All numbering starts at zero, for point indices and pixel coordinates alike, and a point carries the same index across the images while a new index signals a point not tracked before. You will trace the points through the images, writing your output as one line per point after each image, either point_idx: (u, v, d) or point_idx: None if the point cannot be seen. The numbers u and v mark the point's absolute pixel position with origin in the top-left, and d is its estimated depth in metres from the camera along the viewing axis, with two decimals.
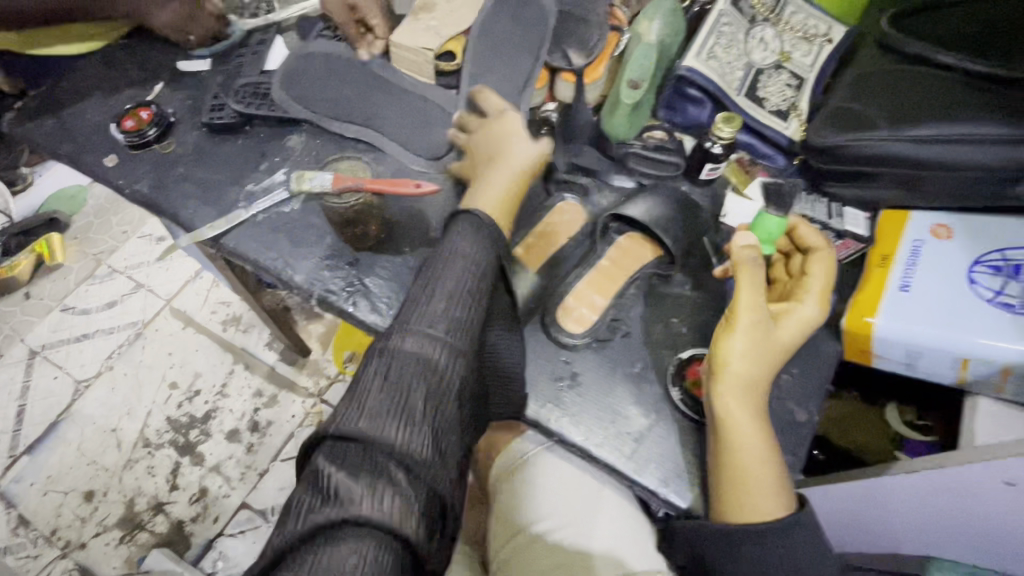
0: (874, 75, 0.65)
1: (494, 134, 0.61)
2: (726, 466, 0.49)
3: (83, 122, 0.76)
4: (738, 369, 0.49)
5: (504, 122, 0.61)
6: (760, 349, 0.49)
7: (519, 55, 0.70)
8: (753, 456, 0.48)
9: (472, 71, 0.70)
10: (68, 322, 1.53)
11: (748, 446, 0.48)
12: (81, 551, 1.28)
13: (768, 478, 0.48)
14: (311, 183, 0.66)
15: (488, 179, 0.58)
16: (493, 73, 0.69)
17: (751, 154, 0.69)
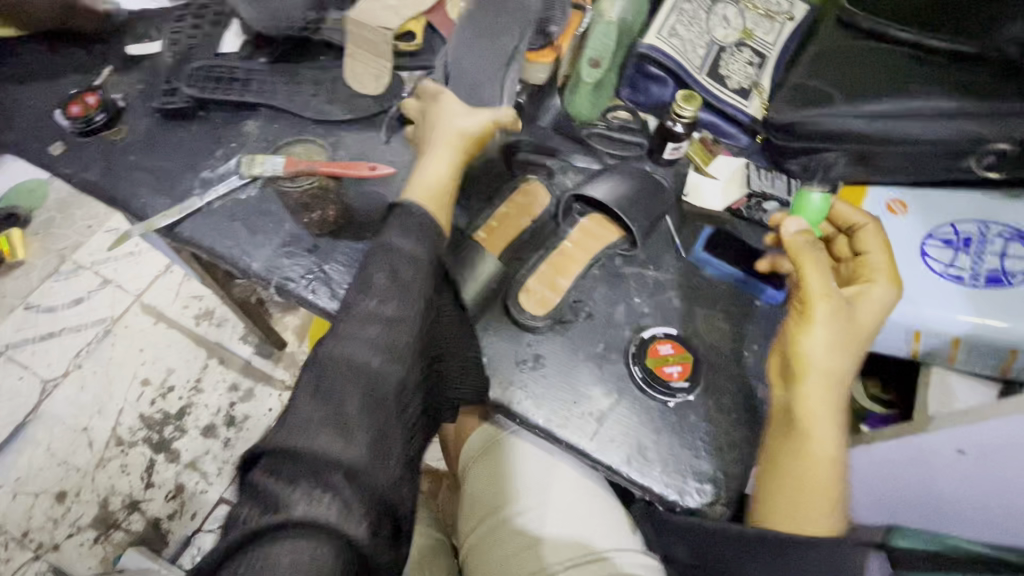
0: (831, 52, 0.65)
1: (431, 122, 0.60)
2: (796, 473, 0.48)
3: (28, 109, 0.73)
4: (824, 365, 0.49)
5: (438, 107, 0.60)
6: (841, 343, 0.49)
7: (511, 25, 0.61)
8: (821, 466, 0.48)
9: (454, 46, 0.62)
10: (33, 321, 1.48)
11: (826, 453, 0.48)
12: (54, 552, 1.25)
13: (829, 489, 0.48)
14: (263, 166, 0.65)
15: (424, 164, 0.58)
16: (478, 51, 0.62)
17: (713, 133, 0.69)
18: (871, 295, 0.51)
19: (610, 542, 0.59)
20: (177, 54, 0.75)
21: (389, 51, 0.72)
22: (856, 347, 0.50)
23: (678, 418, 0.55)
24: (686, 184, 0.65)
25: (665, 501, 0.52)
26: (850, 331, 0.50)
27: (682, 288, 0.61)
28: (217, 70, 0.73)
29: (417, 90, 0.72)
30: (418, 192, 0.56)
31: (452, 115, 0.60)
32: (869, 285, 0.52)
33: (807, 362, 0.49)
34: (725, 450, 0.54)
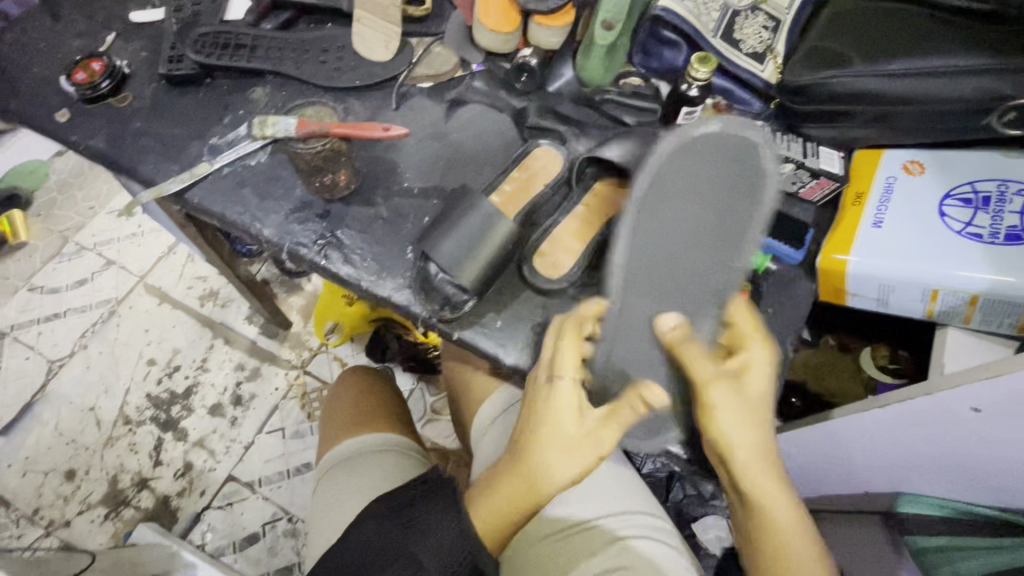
0: (848, 13, 0.64)
1: (543, 409, 0.52)
2: (764, 541, 0.51)
3: (31, 77, 0.72)
4: (738, 444, 0.50)
5: (548, 399, 0.52)
6: (745, 417, 0.50)
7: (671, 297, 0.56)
8: (779, 530, 0.51)
9: (637, 262, 0.55)
10: (38, 302, 1.48)
11: (780, 520, 0.50)
12: (65, 529, 1.26)
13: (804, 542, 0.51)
14: (275, 128, 0.64)
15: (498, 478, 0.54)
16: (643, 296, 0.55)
17: (728, 100, 0.67)
18: (728, 387, 0.51)
19: (610, 508, 0.62)
20: (182, 20, 0.74)
21: (399, 16, 0.71)
22: (754, 413, 0.50)
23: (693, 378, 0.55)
24: None
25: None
26: (744, 404, 0.50)
27: None
28: (224, 36, 0.71)
29: (427, 56, 0.71)
30: (490, 512, 0.54)
31: (591, 438, 0.51)
32: (719, 380, 0.51)
33: (730, 449, 0.50)
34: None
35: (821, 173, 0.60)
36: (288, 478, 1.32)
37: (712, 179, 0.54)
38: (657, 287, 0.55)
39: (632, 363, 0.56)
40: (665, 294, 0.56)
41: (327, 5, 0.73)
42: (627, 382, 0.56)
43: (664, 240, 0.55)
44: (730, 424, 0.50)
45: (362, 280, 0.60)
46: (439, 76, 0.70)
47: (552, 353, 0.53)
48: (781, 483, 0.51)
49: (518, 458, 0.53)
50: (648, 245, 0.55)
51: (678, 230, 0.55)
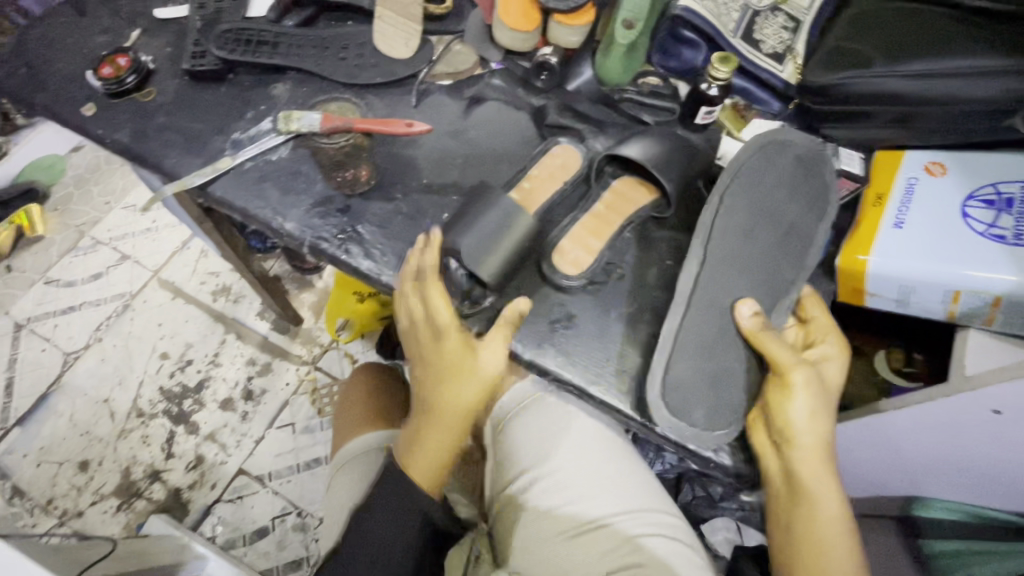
0: (868, 14, 0.65)
1: (422, 353, 0.55)
2: (807, 534, 0.51)
3: (58, 71, 0.73)
4: (805, 429, 0.50)
5: (427, 343, 0.55)
6: (817, 404, 0.50)
7: (740, 279, 0.52)
8: (827, 528, 0.50)
9: (709, 242, 0.53)
10: (54, 295, 1.50)
11: (829, 513, 0.50)
12: (78, 519, 1.28)
13: (844, 546, 0.50)
14: (300, 122, 0.65)
15: (418, 431, 0.56)
16: (715, 272, 0.52)
17: (746, 99, 0.68)
18: (809, 371, 0.50)
19: (624, 506, 0.61)
20: (205, 17, 0.75)
21: (420, 14, 0.71)
22: (825, 401, 0.51)
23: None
24: (721, 147, 0.64)
25: (699, 457, 0.53)
26: (820, 394, 0.50)
27: None
28: (247, 33, 0.72)
29: (446, 54, 0.72)
30: (419, 471, 0.56)
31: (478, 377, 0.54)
32: (803, 365, 0.50)
33: (798, 434, 0.49)
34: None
35: (841, 172, 0.60)
36: (298, 473, 1.33)
37: (789, 172, 0.56)
38: (723, 267, 0.53)
39: (708, 374, 0.51)
40: (734, 276, 0.53)
41: (348, 3, 0.74)
42: (693, 399, 0.50)
43: (744, 234, 0.54)
44: (806, 410, 0.49)
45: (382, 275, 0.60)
46: (459, 74, 0.71)
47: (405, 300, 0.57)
48: (833, 475, 0.51)
49: (424, 411, 0.56)
50: (720, 220, 0.53)
51: (753, 211, 0.54)
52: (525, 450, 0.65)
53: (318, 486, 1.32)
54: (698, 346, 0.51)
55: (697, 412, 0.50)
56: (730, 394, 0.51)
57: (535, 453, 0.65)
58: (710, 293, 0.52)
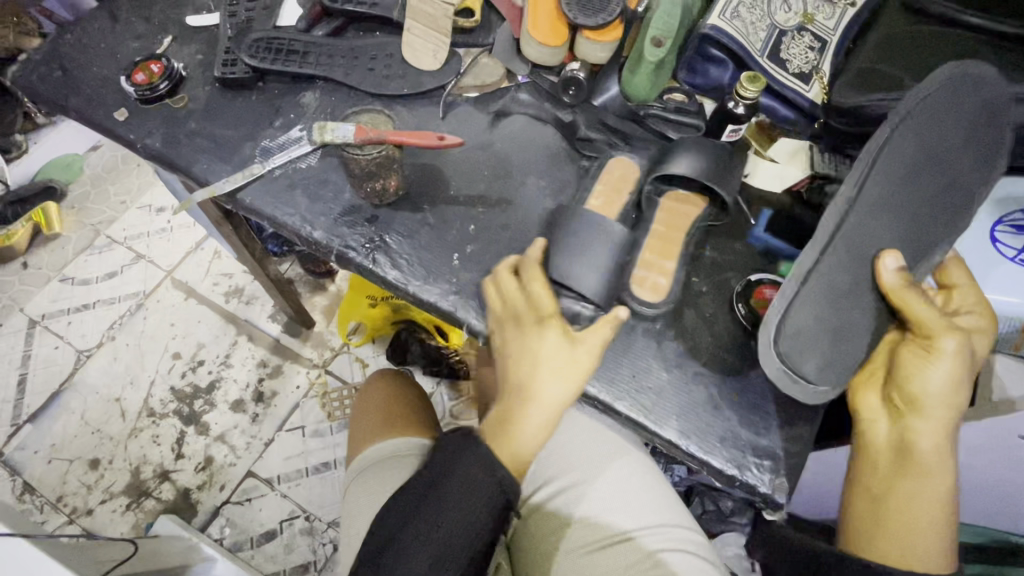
0: (895, 37, 0.67)
1: (512, 344, 0.54)
2: (908, 511, 0.50)
3: (91, 76, 0.74)
4: (938, 396, 0.49)
5: (526, 331, 0.53)
6: (960, 374, 0.49)
7: (890, 226, 0.52)
8: (932, 502, 0.50)
9: (872, 181, 0.52)
10: (68, 293, 1.51)
11: (941, 491, 0.50)
12: (87, 517, 1.28)
13: (944, 523, 0.50)
14: (333, 134, 0.57)
15: (513, 414, 0.53)
16: (869, 217, 0.52)
17: (772, 118, 0.68)
18: (963, 341, 0.49)
19: (646, 520, 0.62)
20: (236, 25, 0.76)
21: (450, 27, 0.72)
22: (963, 375, 0.50)
23: (736, 394, 0.55)
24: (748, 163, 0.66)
25: (723, 475, 0.53)
26: (966, 365, 0.50)
27: (740, 269, 0.61)
28: (278, 42, 0.73)
29: (474, 66, 0.72)
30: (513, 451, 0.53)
31: (576, 361, 0.52)
32: (954, 331, 0.49)
33: (930, 398, 0.49)
34: (784, 429, 0.54)
35: None
36: (306, 477, 1.33)
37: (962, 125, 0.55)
38: (884, 214, 0.52)
39: (832, 326, 0.51)
40: (887, 224, 0.52)
41: (377, 14, 0.75)
42: (817, 347, 0.50)
43: (899, 177, 0.53)
44: (946, 378, 0.49)
45: (411, 284, 0.61)
46: (485, 87, 0.72)
47: (506, 287, 0.56)
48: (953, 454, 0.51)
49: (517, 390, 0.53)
50: (892, 165, 0.53)
51: (929, 160, 0.53)
52: (550, 461, 0.66)
53: (327, 491, 1.32)
54: (834, 291, 0.51)
55: (810, 363, 0.51)
56: (855, 349, 0.51)
57: (555, 466, 0.66)
58: (858, 237, 0.52)
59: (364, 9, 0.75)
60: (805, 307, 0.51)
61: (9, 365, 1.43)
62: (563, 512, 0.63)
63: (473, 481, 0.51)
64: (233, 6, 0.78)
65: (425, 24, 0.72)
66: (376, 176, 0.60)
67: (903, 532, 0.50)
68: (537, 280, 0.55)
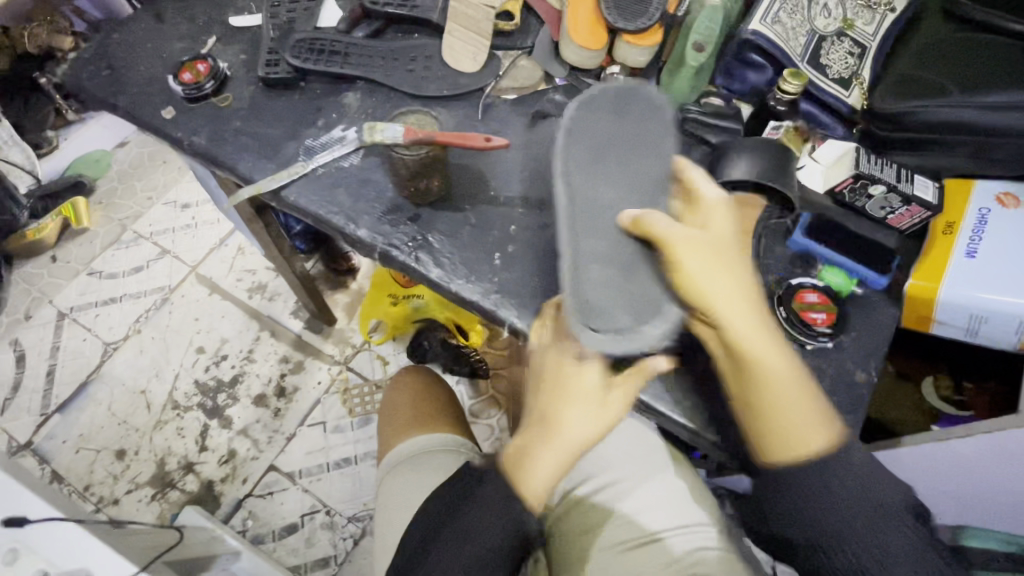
0: (938, 43, 0.68)
1: (547, 378, 0.53)
2: (768, 410, 0.49)
3: (137, 74, 0.76)
4: (707, 288, 0.48)
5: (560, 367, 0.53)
6: (716, 257, 0.49)
7: (624, 186, 0.52)
8: (783, 385, 0.49)
9: (580, 162, 0.53)
10: (96, 286, 1.54)
11: (781, 377, 0.49)
12: (114, 506, 1.31)
13: (809, 404, 0.49)
14: (382, 134, 0.59)
15: (535, 445, 0.52)
16: (606, 177, 0.53)
17: (809, 123, 0.67)
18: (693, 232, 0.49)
19: (679, 521, 0.62)
20: (278, 26, 0.78)
21: (490, 30, 0.73)
22: (724, 256, 0.49)
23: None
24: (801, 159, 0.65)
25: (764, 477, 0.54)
26: (711, 246, 0.49)
27: (781, 273, 0.61)
28: (320, 42, 0.75)
29: (512, 69, 0.73)
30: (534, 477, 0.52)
31: (606, 403, 0.52)
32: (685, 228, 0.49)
33: (701, 292, 0.48)
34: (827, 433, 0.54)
35: (915, 199, 0.59)
36: (327, 471, 1.35)
37: (619, 100, 0.55)
38: (612, 179, 0.53)
39: (623, 287, 0.50)
40: (626, 185, 0.52)
41: (416, 16, 0.76)
42: (616, 304, 0.50)
43: (604, 145, 0.54)
44: (703, 262, 0.48)
45: (454, 282, 0.62)
46: (524, 89, 0.73)
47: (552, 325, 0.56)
48: (775, 340, 0.49)
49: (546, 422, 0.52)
50: (598, 136, 0.54)
51: (642, 131, 0.54)
52: (588, 460, 0.69)
53: (347, 485, 1.33)
54: (611, 252, 0.51)
55: (622, 318, 0.50)
56: (645, 294, 0.50)
57: (592, 465, 0.68)
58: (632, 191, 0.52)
59: (404, 11, 0.76)
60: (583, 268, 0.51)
61: (38, 356, 1.45)
62: (602, 506, 0.65)
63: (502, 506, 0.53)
64: (275, 8, 0.79)
65: (466, 27, 0.73)
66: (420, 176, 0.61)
67: (786, 440, 0.49)
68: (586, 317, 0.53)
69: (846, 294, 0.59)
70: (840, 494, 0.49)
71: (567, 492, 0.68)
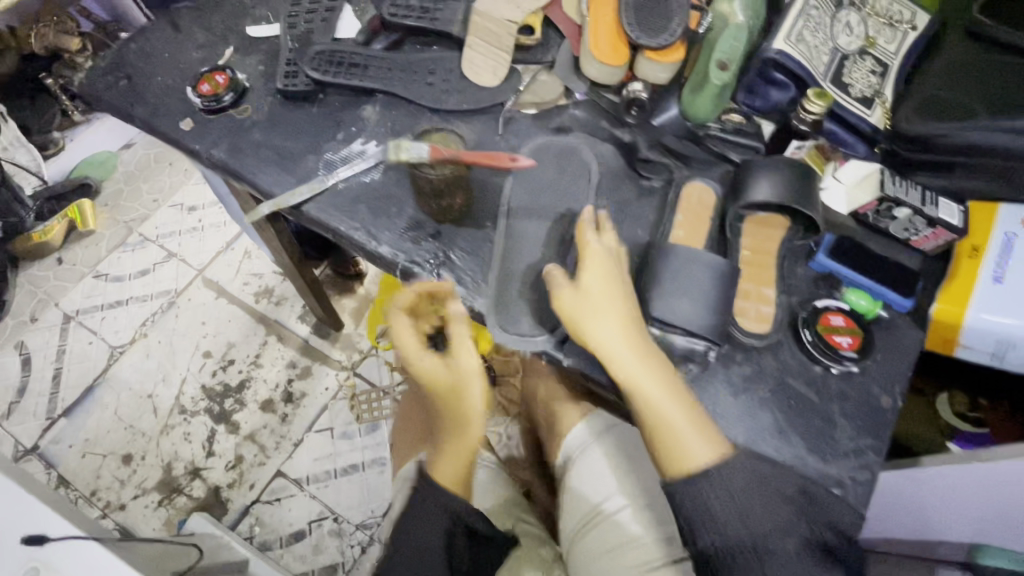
0: (966, 65, 0.67)
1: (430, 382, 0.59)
2: (648, 428, 0.52)
3: (155, 84, 0.76)
4: (580, 317, 0.53)
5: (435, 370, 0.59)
6: (597, 290, 0.54)
7: (557, 223, 0.62)
8: (656, 400, 0.51)
9: (516, 201, 0.64)
10: (101, 290, 1.52)
11: (652, 397, 0.51)
12: (120, 512, 1.30)
13: (689, 420, 0.51)
14: (409, 153, 0.58)
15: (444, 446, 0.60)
16: (543, 214, 0.63)
17: (833, 142, 0.68)
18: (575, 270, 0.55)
19: None
20: (296, 36, 0.77)
21: (512, 44, 0.73)
22: (607, 291, 0.54)
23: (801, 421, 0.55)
24: (824, 178, 0.66)
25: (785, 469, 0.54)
26: (598, 278, 0.54)
27: (804, 294, 0.61)
28: (339, 54, 0.74)
29: (533, 84, 0.73)
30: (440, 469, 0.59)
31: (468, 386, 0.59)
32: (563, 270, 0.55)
33: (575, 321, 0.53)
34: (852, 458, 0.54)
35: (939, 221, 0.60)
36: (334, 478, 1.34)
37: (556, 160, 0.67)
38: (546, 219, 0.63)
39: (534, 300, 0.59)
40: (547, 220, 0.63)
41: (436, 28, 0.75)
42: (524, 312, 0.59)
43: (539, 187, 0.65)
44: (587, 290, 0.53)
45: (476, 300, 0.61)
46: (544, 104, 0.72)
47: (414, 335, 0.59)
48: (651, 363, 0.52)
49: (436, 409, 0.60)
50: (530, 183, 0.65)
51: (565, 175, 0.66)
52: (610, 478, 0.69)
53: (354, 492, 1.33)
54: (529, 282, 0.60)
55: (527, 323, 0.58)
56: (554, 307, 0.59)
57: (613, 485, 0.69)
58: (560, 226, 0.62)
59: (424, 23, 0.75)
60: (500, 284, 0.60)
61: (44, 360, 1.44)
62: (623, 526, 0.65)
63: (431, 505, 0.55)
64: (292, 17, 0.78)
65: (486, 41, 0.72)
66: (444, 193, 0.62)
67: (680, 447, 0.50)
68: (408, 327, 0.59)
69: (871, 317, 0.59)
70: (750, 510, 0.47)
71: (590, 510, 0.69)
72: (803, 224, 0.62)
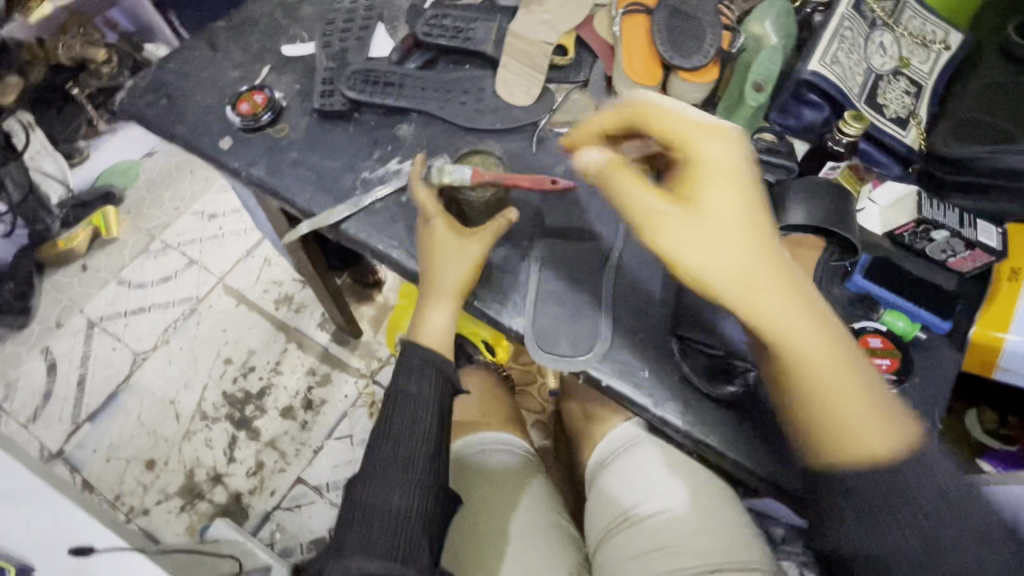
0: (999, 87, 0.68)
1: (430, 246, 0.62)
2: (812, 412, 0.50)
3: (194, 104, 0.77)
4: (706, 263, 0.48)
5: (435, 237, 0.62)
6: (705, 220, 0.48)
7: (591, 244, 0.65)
8: (825, 370, 0.49)
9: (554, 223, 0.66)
10: (125, 296, 1.51)
11: (811, 354, 0.49)
12: (144, 517, 1.28)
13: (851, 380, 0.49)
14: (451, 176, 0.63)
15: (429, 306, 0.62)
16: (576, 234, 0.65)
17: (867, 161, 0.68)
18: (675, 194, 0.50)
19: (733, 555, 0.62)
20: (331, 56, 0.78)
21: (546, 65, 0.74)
22: (729, 220, 0.49)
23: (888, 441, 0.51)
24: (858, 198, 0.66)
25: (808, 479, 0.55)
26: (701, 199, 0.49)
27: (839, 316, 0.62)
28: (374, 73, 0.75)
29: (566, 103, 0.74)
30: (427, 338, 0.63)
31: (461, 257, 0.61)
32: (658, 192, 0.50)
33: (699, 269, 0.49)
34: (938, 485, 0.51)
35: (978, 243, 0.61)
36: None
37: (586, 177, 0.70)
38: (582, 241, 0.65)
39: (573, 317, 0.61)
40: (585, 241, 0.65)
41: (469, 47, 0.76)
42: (559, 331, 0.60)
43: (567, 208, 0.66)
44: (700, 228, 0.49)
45: (514, 318, 0.62)
46: (576, 123, 0.73)
47: (429, 196, 0.64)
48: (796, 301, 0.49)
49: (427, 281, 0.62)
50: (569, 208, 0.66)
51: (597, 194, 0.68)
52: (640, 487, 0.69)
53: None
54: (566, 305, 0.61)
55: (563, 343, 0.60)
56: (592, 326, 0.61)
57: (643, 493, 0.69)
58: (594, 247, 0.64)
59: (456, 42, 0.76)
60: (537, 306, 0.61)
61: (69, 365, 1.43)
62: (650, 532, 0.66)
63: (394, 486, 0.58)
64: (327, 36, 0.79)
65: (519, 62, 0.74)
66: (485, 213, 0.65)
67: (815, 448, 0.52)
68: (425, 189, 0.64)
69: (909, 338, 0.60)
70: (883, 515, 0.51)
71: (619, 517, 0.69)
72: (839, 244, 0.62)
